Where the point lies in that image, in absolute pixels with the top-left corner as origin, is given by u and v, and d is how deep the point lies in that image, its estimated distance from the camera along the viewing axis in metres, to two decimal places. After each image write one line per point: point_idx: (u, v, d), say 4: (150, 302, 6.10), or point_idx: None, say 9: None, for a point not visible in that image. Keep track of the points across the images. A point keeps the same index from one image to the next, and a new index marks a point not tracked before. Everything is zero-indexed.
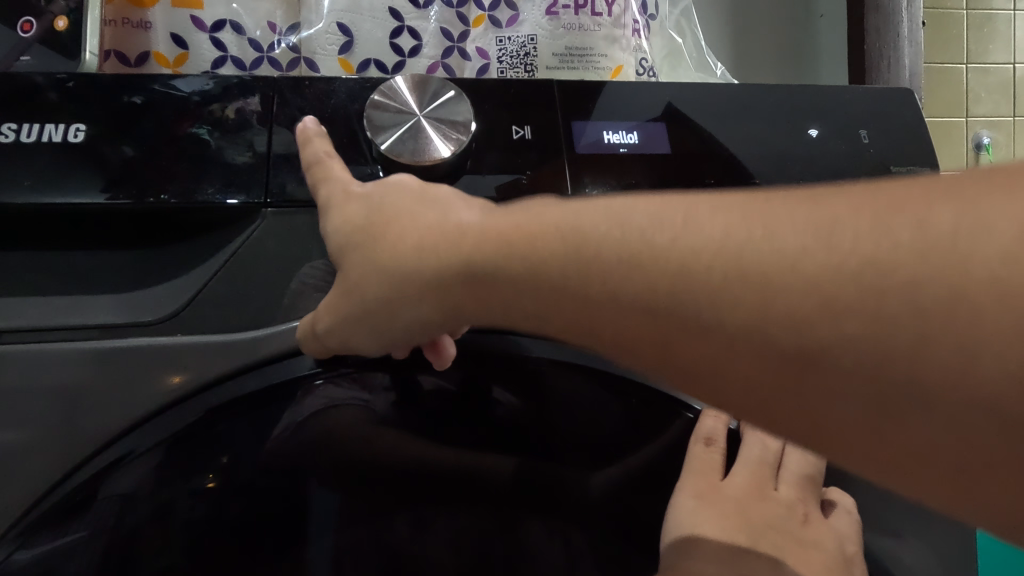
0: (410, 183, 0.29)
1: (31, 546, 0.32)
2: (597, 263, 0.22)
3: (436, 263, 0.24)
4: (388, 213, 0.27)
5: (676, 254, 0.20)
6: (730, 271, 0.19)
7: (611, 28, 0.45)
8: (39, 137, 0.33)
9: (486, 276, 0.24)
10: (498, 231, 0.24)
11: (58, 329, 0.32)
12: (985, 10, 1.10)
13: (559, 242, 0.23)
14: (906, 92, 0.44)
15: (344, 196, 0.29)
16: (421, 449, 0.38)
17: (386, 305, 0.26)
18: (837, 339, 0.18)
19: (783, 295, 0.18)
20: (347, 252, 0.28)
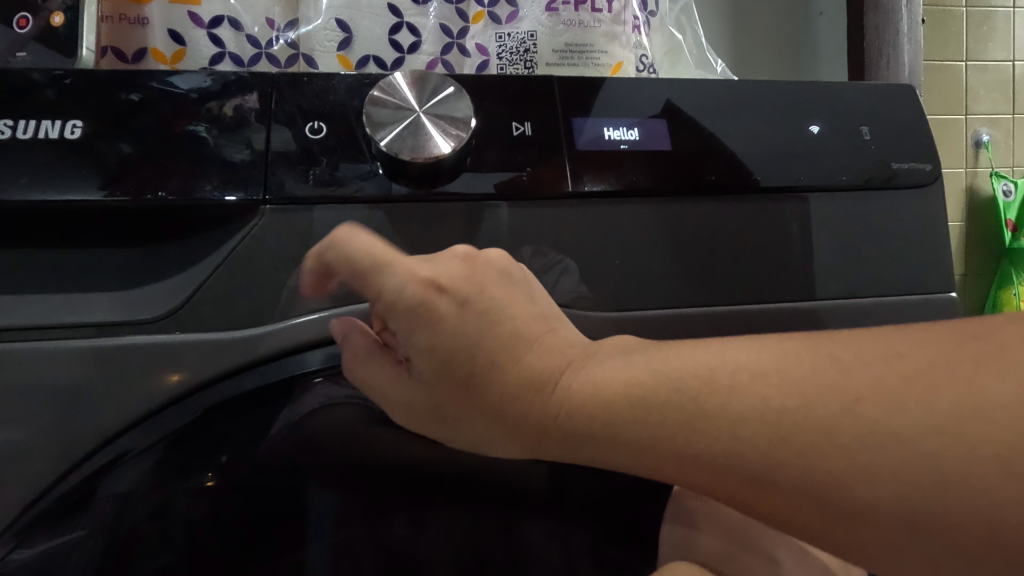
0: (492, 289, 0.29)
1: (28, 546, 0.32)
2: (655, 418, 0.26)
3: (520, 410, 0.28)
4: (481, 342, 0.28)
5: (727, 412, 0.25)
6: (772, 437, 0.24)
7: (611, 24, 0.45)
8: (35, 134, 0.32)
9: (572, 435, 0.27)
10: (579, 390, 0.28)
11: (54, 328, 0.32)
12: (986, 7, 1.10)
13: (629, 408, 0.27)
14: (907, 88, 0.44)
15: (416, 306, 0.29)
16: (421, 453, 0.36)
17: (467, 419, 0.29)
18: (862, 497, 0.23)
19: (808, 454, 0.24)
20: (433, 378, 0.29)
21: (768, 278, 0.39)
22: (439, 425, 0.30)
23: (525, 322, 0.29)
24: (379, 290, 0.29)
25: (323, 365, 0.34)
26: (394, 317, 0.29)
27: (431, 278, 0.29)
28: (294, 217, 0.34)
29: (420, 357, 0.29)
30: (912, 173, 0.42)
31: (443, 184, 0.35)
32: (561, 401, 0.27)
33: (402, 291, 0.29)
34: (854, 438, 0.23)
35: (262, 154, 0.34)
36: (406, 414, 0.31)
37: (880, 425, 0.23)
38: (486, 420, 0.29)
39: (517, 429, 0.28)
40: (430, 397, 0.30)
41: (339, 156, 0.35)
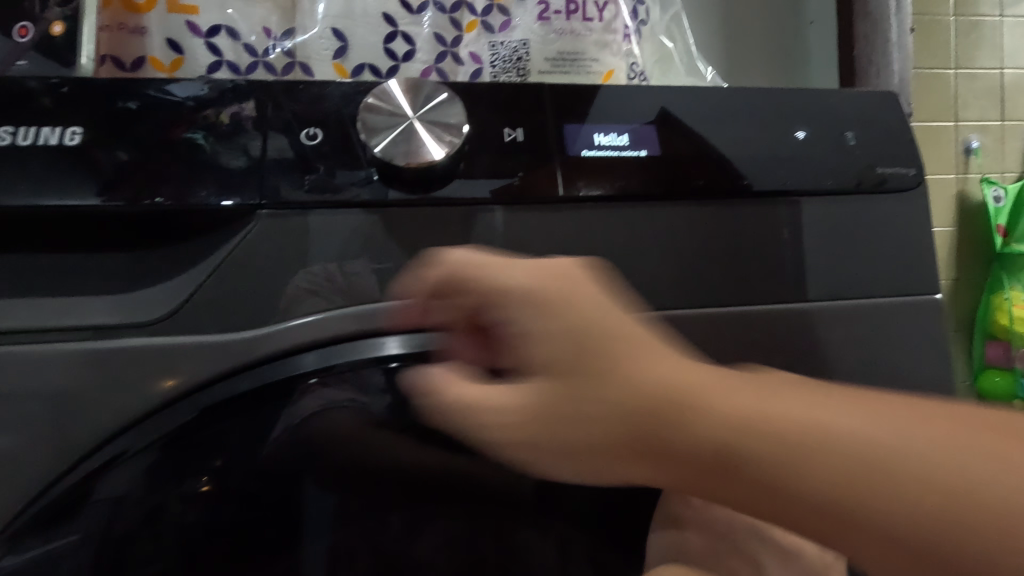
0: (591, 289, 0.27)
1: (21, 551, 0.32)
2: (775, 437, 0.23)
3: (641, 415, 0.25)
4: (590, 338, 0.26)
5: (788, 415, 0.23)
6: (813, 432, 0.22)
7: (602, 33, 0.46)
8: (36, 140, 0.33)
9: (668, 448, 0.24)
10: (700, 401, 0.24)
11: (52, 331, 0.33)
12: (973, 17, 1.12)
13: (723, 421, 0.23)
14: (891, 95, 0.45)
15: (528, 301, 0.28)
16: (417, 453, 0.37)
17: (570, 420, 0.26)
18: (883, 517, 0.21)
19: (840, 444, 0.22)
20: (529, 374, 0.27)
21: (757, 282, 0.40)
22: (539, 433, 0.27)
23: (642, 334, 0.26)
24: (487, 283, 0.29)
25: (320, 366, 0.35)
26: (500, 309, 0.29)
27: (541, 271, 0.28)
28: (291, 222, 0.35)
29: (524, 349, 0.27)
30: (899, 177, 0.43)
31: (436, 189, 0.36)
32: (690, 418, 0.24)
33: (514, 282, 0.28)
34: (853, 440, 0.22)
35: (258, 162, 0.35)
36: (503, 417, 0.29)
37: (905, 421, 0.22)
38: (589, 421, 0.26)
39: (625, 439, 0.25)
40: (533, 397, 0.27)
41: (335, 162, 0.35)
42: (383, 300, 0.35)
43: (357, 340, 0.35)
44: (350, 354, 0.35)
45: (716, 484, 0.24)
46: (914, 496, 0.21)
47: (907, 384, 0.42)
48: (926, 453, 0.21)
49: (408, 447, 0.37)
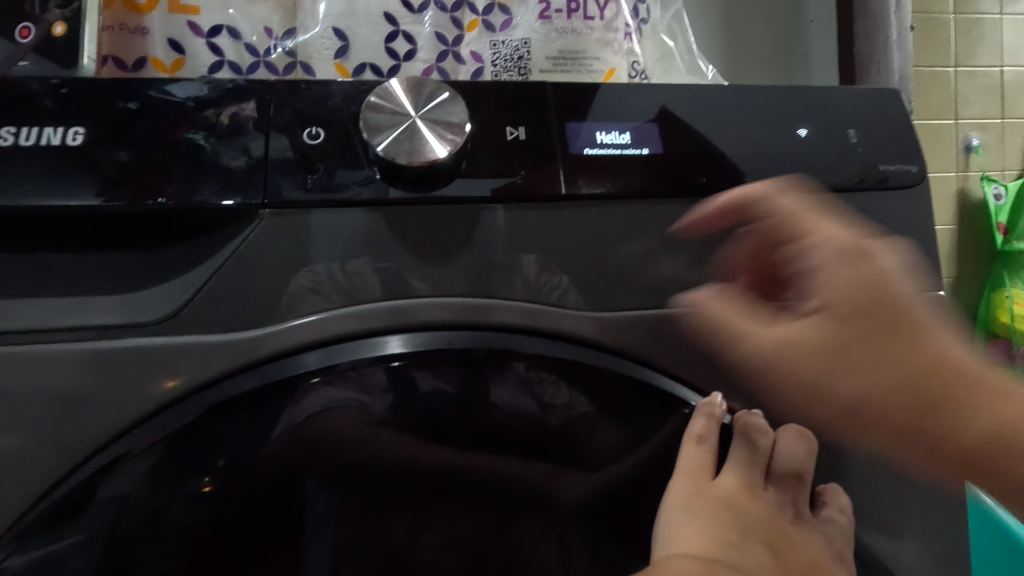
0: (886, 258, 0.34)
1: (25, 551, 0.32)
2: (884, 382, 0.34)
3: (941, 389, 0.34)
4: (896, 309, 0.34)
5: (916, 344, 0.34)
6: (906, 369, 0.34)
7: (604, 32, 0.46)
8: (38, 140, 0.33)
9: (942, 411, 0.35)
10: (939, 367, 0.34)
11: (56, 330, 0.33)
12: (973, 14, 1.12)
13: (947, 399, 0.34)
14: (893, 93, 0.45)
15: (846, 251, 0.34)
16: (420, 451, 0.37)
17: (857, 368, 0.34)
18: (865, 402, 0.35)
19: (873, 384, 0.35)
20: (846, 316, 0.34)
21: None
22: (834, 369, 0.35)
23: (921, 314, 0.34)
24: (812, 232, 0.35)
25: (322, 365, 0.34)
26: (819, 248, 0.34)
27: (859, 246, 0.34)
28: (292, 221, 0.35)
29: (829, 294, 0.34)
30: (901, 175, 0.43)
31: (438, 188, 0.36)
32: (966, 405, 0.35)
33: (838, 233, 0.34)
34: (958, 362, 0.35)
35: (260, 161, 0.35)
36: (790, 348, 0.35)
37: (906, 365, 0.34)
38: (889, 378, 0.34)
39: (858, 387, 0.35)
40: (828, 335, 0.34)
41: (337, 161, 0.35)
42: (383, 299, 0.35)
43: (359, 340, 0.35)
44: (352, 353, 0.35)
45: (955, 438, 0.35)
46: (918, 431, 0.35)
47: None
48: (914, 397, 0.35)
49: (410, 444, 0.37)
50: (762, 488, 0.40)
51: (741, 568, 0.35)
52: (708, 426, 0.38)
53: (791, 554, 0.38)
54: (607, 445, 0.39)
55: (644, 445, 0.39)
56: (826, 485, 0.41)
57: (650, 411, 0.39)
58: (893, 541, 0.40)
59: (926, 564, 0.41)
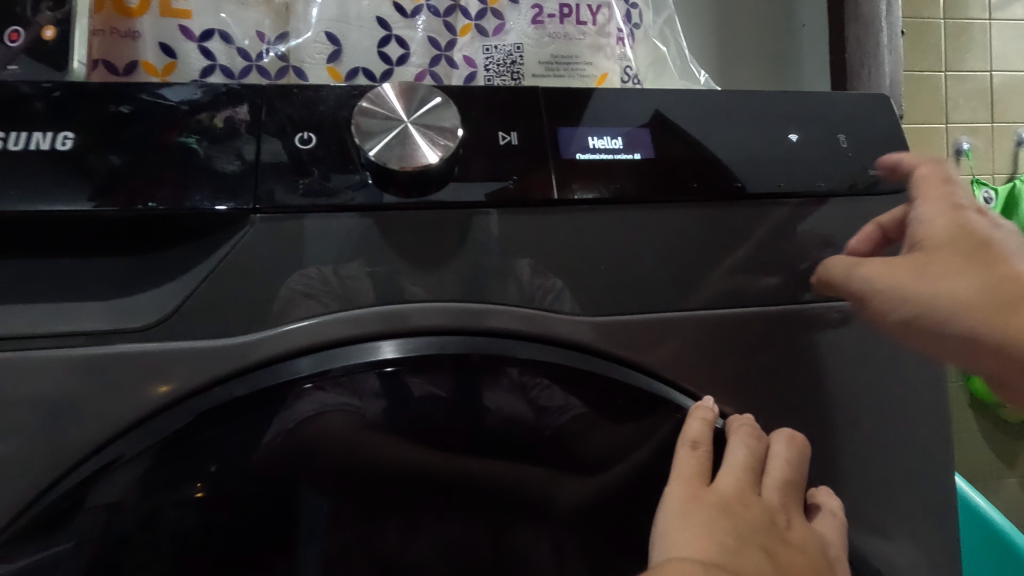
0: (1001, 223, 0.37)
1: (13, 559, 0.32)
2: (971, 283, 0.34)
3: (1017, 292, 0.33)
4: (997, 240, 0.35)
5: (1001, 260, 0.34)
6: (993, 278, 0.34)
7: (596, 37, 0.47)
8: (27, 145, 0.33)
9: (1017, 314, 0.33)
10: (1019, 280, 0.33)
11: (45, 337, 0.33)
12: (962, 20, 1.13)
13: (1023, 299, 0.33)
14: (883, 98, 0.45)
15: (948, 202, 0.37)
16: (414, 457, 0.37)
17: (949, 275, 0.35)
18: (941, 302, 0.35)
19: (960, 285, 0.34)
20: (937, 243, 0.36)
21: (752, 284, 0.40)
22: (912, 278, 0.36)
23: (1010, 242, 0.35)
24: (924, 190, 0.38)
25: (314, 370, 0.34)
26: (923, 202, 0.38)
27: (975, 205, 0.37)
28: (284, 226, 0.34)
29: (931, 231, 0.36)
30: (892, 179, 0.43)
31: (430, 193, 0.36)
32: None
33: (956, 193, 0.38)
34: None
35: (252, 166, 0.34)
36: (878, 270, 0.37)
37: (983, 275, 0.34)
38: (971, 282, 0.34)
39: (943, 296, 0.35)
40: (920, 258, 0.36)
41: (330, 166, 0.35)
42: (376, 304, 0.35)
43: (351, 345, 0.35)
44: (345, 359, 0.35)
45: None
46: (995, 323, 0.33)
47: (905, 385, 0.42)
48: (974, 307, 0.34)
49: (404, 449, 0.37)
50: (757, 493, 0.36)
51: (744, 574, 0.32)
52: (704, 429, 0.37)
53: (790, 558, 0.34)
54: (601, 449, 0.39)
55: (638, 448, 0.39)
56: (816, 489, 0.40)
57: (644, 415, 0.39)
58: (883, 542, 0.41)
59: (917, 565, 0.41)
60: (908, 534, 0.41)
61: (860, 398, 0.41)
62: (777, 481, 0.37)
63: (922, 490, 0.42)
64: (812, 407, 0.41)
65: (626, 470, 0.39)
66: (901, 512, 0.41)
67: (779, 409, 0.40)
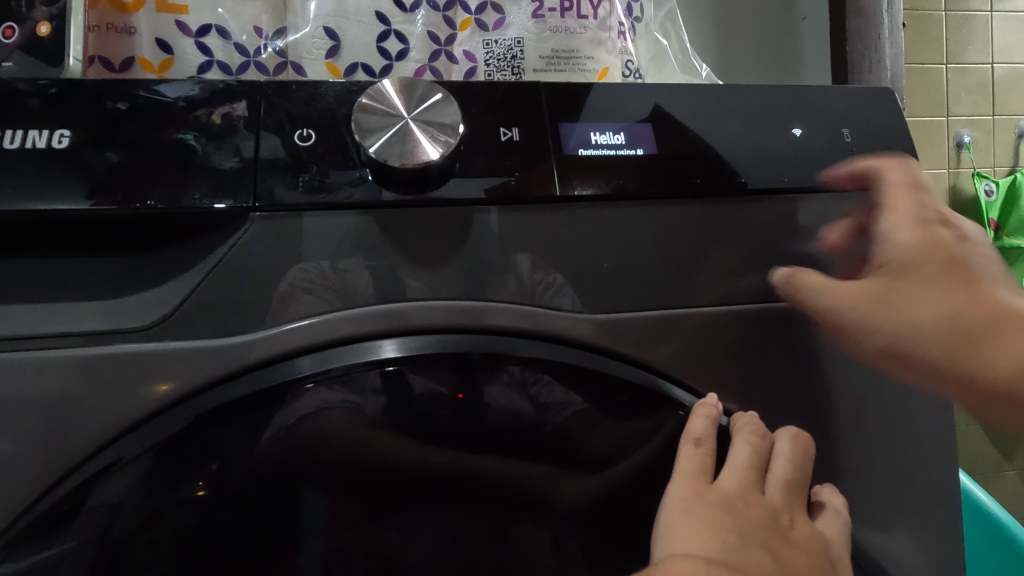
0: (968, 234, 0.37)
1: (17, 558, 0.32)
2: (928, 312, 0.35)
3: (974, 319, 0.34)
4: (959, 261, 0.35)
5: (962, 285, 0.35)
6: (952, 306, 0.34)
7: (597, 31, 0.46)
8: (23, 144, 0.32)
9: (971, 343, 0.34)
10: (974, 305, 0.34)
11: (43, 337, 0.32)
12: (964, 12, 1.12)
13: (980, 327, 0.34)
14: (886, 92, 0.45)
15: (919, 217, 0.37)
16: (417, 454, 0.37)
17: (912, 303, 0.35)
18: (901, 329, 0.36)
19: (917, 316, 0.35)
20: (899, 267, 0.36)
21: (754, 280, 0.40)
22: (875, 306, 0.36)
23: (971, 261, 0.36)
24: (898, 202, 0.38)
25: (315, 369, 0.34)
26: (895, 217, 0.37)
27: (944, 216, 0.37)
28: (282, 224, 0.34)
29: (894, 252, 0.36)
30: None
31: (430, 189, 0.36)
32: (1003, 337, 0.34)
33: (929, 207, 0.37)
34: (1002, 303, 0.34)
35: (250, 163, 0.34)
36: (842, 296, 0.37)
37: (942, 302, 0.35)
38: (932, 308, 0.35)
39: (903, 324, 0.36)
40: (888, 283, 0.36)
41: (329, 163, 0.35)
42: (376, 302, 0.35)
43: (352, 344, 0.35)
44: (346, 357, 0.35)
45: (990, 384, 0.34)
46: (953, 350, 0.35)
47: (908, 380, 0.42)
48: (929, 335, 0.35)
49: (405, 447, 0.36)
50: (761, 492, 0.36)
51: (745, 571, 0.32)
52: (707, 427, 0.37)
53: (791, 556, 0.34)
54: (604, 446, 0.39)
55: (640, 445, 0.39)
56: (821, 486, 0.40)
57: (646, 411, 0.39)
58: (887, 537, 0.41)
59: (920, 560, 0.41)
60: (912, 530, 0.41)
61: (863, 394, 0.41)
62: (779, 480, 0.37)
63: (924, 486, 0.42)
64: (814, 404, 0.40)
65: (629, 467, 0.39)
66: (905, 506, 0.41)
67: (783, 405, 0.40)
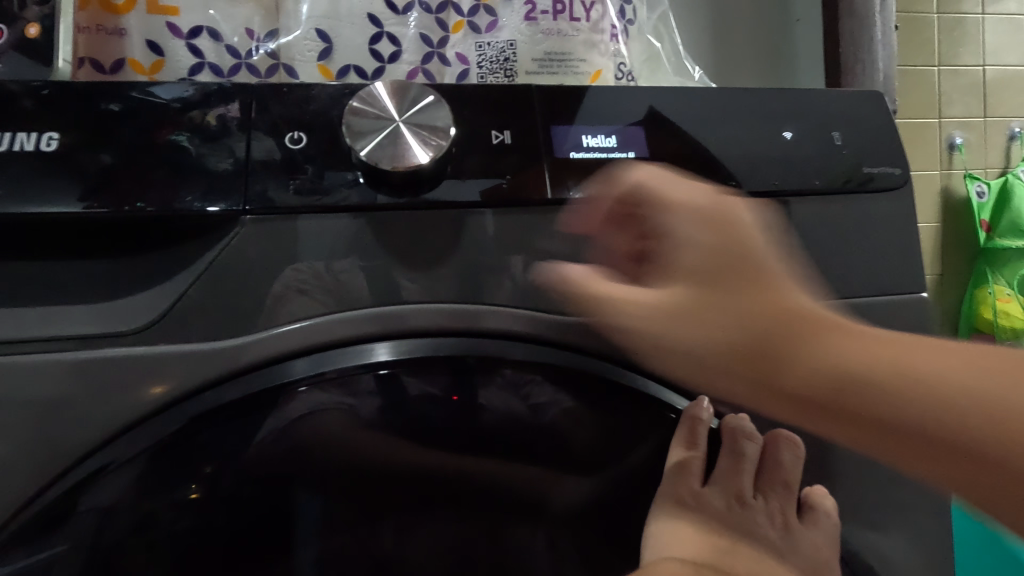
0: (731, 226, 0.33)
1: (7, 563, 0.32)
2: (744, 324, 0.32)
3: (772, 333, 0.32)
4: (752, 264, 0.32)
5: (764, 288, 0.32)
6: (751, 314, 0.32)
7: (589, 33, 0.46)
8: (12, 146, 0.32)
9: (784, 356, 0.33)
10: (774, 310, 0.32)
11: (31, 340, 0.32)
12: (955, 14, 1.13)
13: (782, 338, 0.32)
14: (876, 95, 0.45)
15: (695, 218, 0.33)
16: (411, 457, 0.37)
17: (712, 316, 0.33)
18: (697, 338, 0.33)
19: (723, 328, 0.33)
20: (687, 276, 0.33)
21: None
22: (669, 320, 0.34)
23: (764, 258, 0.33)
24: (667, 206, 0.33)
25: (308, 372, 0.34)
26: (663, 223, 0.34)
27: (709, 208, 0.33)
28: (275, 227, 0.34)
29: (683, 258, 0.33)
30: (885, 176, 0.43)
31: (423, 191, 0.36)
32: (805, 350, 0.32)
33: (691, 204, 0.33)
34: (800, 311, 0.33)
35: (243, 165, 0.34)
36: (640, 309, 0.34)
37: (744, 310, 0.32)
38: (728, 321, 0.33)
39: (702, 333, 0.33)
40: (691, 298, 0.33)
41: (322, 165, 0.35)
42: (370, 304, 0.35)
43: (346, 347, 0.35)
44: (340, 360, 0.34)
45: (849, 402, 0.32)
46: (778, 368, 0.33)
47: None
48: (737, 340, 0.33)
49: (399, 450, 0.37)
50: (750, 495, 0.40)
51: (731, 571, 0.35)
52: (693, 431, 0.39)
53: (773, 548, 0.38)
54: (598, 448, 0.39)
55: (634, 447, 0.39)
56: (813, 485, 0.40)
57: (641, 414, 0.39)
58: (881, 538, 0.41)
59: None
60: None
61: None
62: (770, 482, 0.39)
63: None
64: None
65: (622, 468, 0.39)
66: None
67: None
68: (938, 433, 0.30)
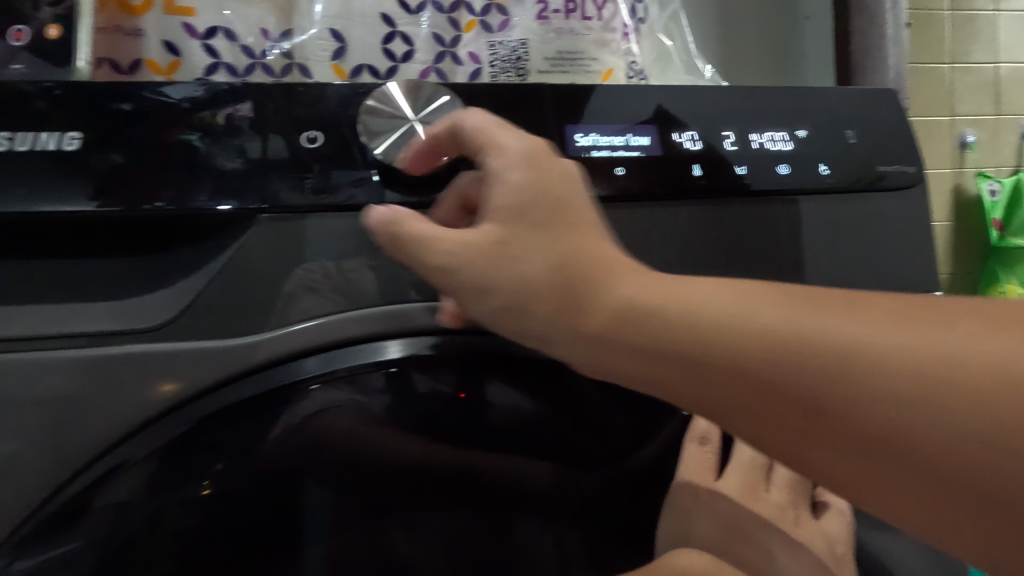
0: (549, 163, 0.29)
1: (26, 556, 0.32)
2: (539, 266, 0.27)
3: (575, 275, 0.27)
4: (552, 202, 0.28)
5: (573, 226, 0.28)
6: (569, 253, 0.27)
7: (601, 32, 0.47)
8: (33, 146, 0.33)
9: (627, 306, 0.27)
10: (589, 253, 0.27)
11: (48, 338, 0.32)
12: (967, 11, 1.12)
13: (607, 286, 0.27)
14: (890, 92, 0.45)
15: (493, 153, 0.29)
16: (417, 449, 0.38)
17: (515, 255, 0.27)
18: (521, 276, 0.27)
19: (520, 267, 0.27)
20: (499, 215, 0.28)
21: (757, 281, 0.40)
22: (485, 264, 0.27)
23: (561, 192, 0.28)
24: (494, 142, 0.30)
25: (321, 370, 0.34)
26: (497, 160, 0.29)
27: (538, 147, 0.30)
28: (288, 225, 0.34)
29: (501, 196, 0.28)
30: (897, 175, 0.43)
31: (435, 189, 0.36)
32: (589, 291, 0.27)
33: (515, 145, 0.29)
34: (599, 253, 0.27)
35: (256, 164, 0.34)
36: (454, 247, 0.28)
37: (549, 249, 0.27)
38: (531, 262, 0.27)
39: (519, 275, 0.27)
40: (506, 233, 0.27)
41: (334, 164, 0.35)
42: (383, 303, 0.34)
43: (359, 345, 0.34)
44: (353, 358, 0.34)
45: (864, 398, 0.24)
46: (654, 323, 0.26)
47: None
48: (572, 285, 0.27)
49: (407, 442, 0.38)
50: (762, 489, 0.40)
51: None
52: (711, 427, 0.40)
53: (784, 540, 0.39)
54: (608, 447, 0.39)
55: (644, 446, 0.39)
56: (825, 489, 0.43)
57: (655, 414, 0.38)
58: None
59: None
60: None
61: None
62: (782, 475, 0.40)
63: None
64: None
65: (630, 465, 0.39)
66: None
67: None
68: (908, 427, 0.23)
